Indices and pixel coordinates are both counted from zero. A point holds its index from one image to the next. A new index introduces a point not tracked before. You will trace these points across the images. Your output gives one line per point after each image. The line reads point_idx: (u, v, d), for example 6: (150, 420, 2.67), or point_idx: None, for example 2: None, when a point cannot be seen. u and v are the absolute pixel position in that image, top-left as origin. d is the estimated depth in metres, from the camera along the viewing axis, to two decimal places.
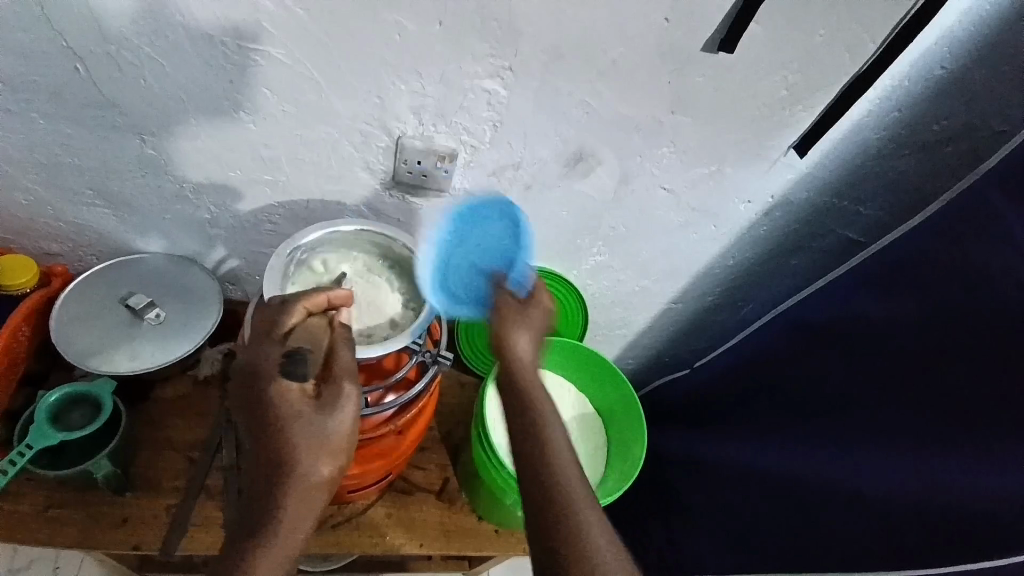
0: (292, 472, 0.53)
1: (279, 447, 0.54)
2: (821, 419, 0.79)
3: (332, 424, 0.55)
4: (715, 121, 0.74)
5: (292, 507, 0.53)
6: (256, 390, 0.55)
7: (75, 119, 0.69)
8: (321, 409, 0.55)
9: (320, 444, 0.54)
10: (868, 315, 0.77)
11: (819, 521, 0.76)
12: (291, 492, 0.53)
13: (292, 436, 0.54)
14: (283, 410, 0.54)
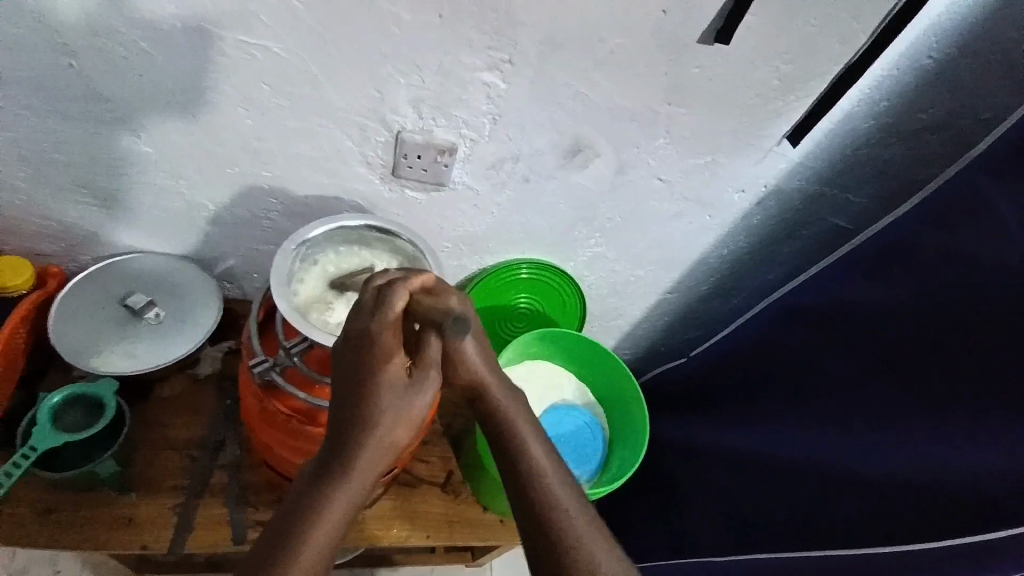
0: (370, 438, 0.51)
1: (367, 410, 0.51)
2: (817, 402, 0.81)
3: (415, 410, 0.52)
4: (709, 112, 0.75)
5: (360, 476, 0.51)
6: (358, 350, 0.52)
7: (69, 115, 0.68)
8: (410, 391, 0.52)
9: (399, 420, 0.51)
10: (860, 300, 0.79)
11: (815, 500, 0.78)
12: (365, 460, 0.51)
13: (382, 401, 0.51)
14: (377, 384, 0.52)
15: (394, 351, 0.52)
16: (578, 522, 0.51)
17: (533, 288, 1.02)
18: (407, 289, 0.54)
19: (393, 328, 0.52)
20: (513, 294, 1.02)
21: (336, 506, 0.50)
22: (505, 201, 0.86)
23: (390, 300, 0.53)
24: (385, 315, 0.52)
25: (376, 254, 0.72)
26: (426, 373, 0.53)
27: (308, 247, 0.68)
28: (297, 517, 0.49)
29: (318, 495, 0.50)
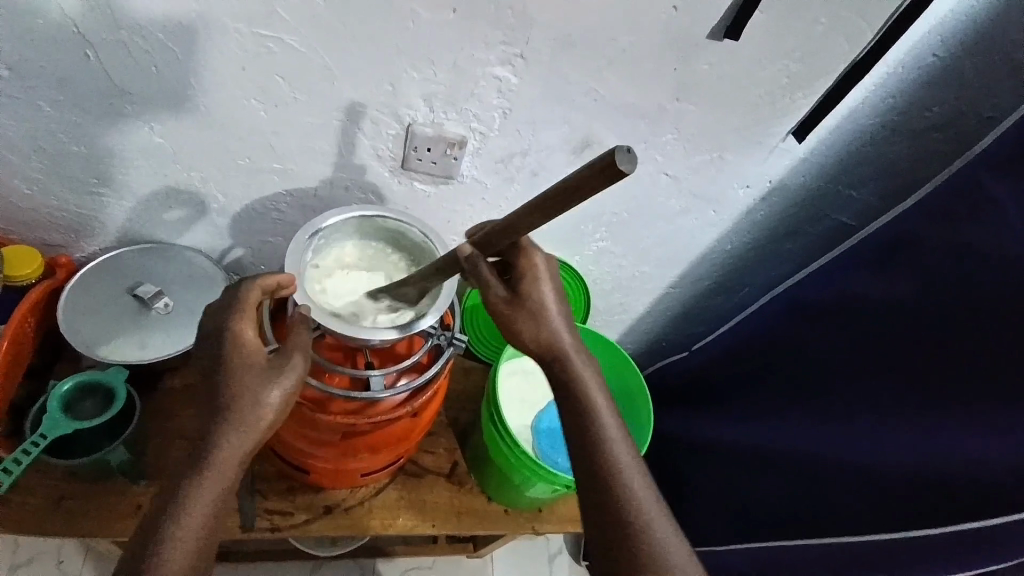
0: (225, 423, 0.56)
1: (224, 398, 0.57)
2: (820, 394, 0.82)
3: (271, 392, 0.58)
4: (717, 108, 0.76)
5: (224, 457, 0.56)
6: (216, 346, 0.59)
7: (82, 106, 0.68)
8: (270, 374, 0.58)
9: (256, 405, 0.57)
10: (864, 294, 0.81)
11: (818, 491, 0.79)
12: (226, 441, 0.56)
13: (235, 388, 0.57)
14: (235, 371, 0.58)
15: (251, 342, 0.59)
16: (642, 491, 0.57)
17: None
18: (261, 285, 0.61)
19: (251, 321, 0.60)
20: None
21: (205, 487, 0.55)
22: (514, 195, 0.86)
23: (246, 297, 0.61)
24: (242, 308, 0.60)
25: (386, 248, 0.74)
26: (286, 360, 0.59)
27: (321, 236, 0.69)
28: (170, 503, 0.54)
29: (187, 481, 0.55)
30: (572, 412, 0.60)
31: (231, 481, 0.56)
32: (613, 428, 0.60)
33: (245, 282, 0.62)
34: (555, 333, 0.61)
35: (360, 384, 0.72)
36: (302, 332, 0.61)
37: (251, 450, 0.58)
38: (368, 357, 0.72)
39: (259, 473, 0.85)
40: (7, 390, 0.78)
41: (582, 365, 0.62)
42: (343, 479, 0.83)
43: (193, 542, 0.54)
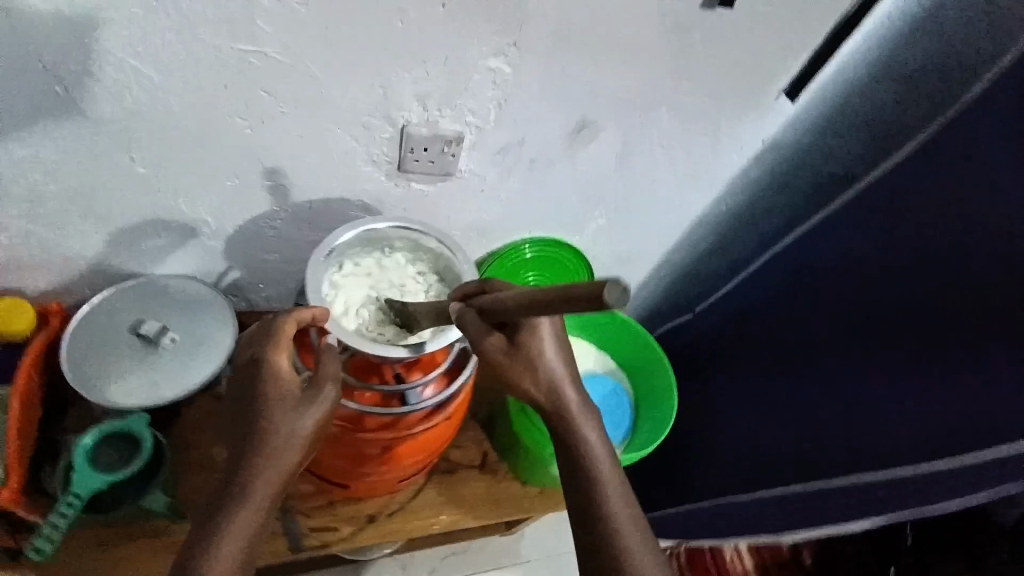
0: (264, 455, 0.55)
1: (263, 427, 0.56)
2: (833, 343, 0.85)
3: (302, 421, 0.57)
4: (711, 75, 0.76)
5: (260, 491, 0.55)
6: (251, 374, 0.59)
7: (54, 145, 0.64)
8: (301, 404, 0.57)
9: (290, 436, 0.56)
10: (864, 242, 0.83)
11: (836, 437, 0.82)
12: (264, 474, 0.55)
13: (273, 416, 0.56)
14: (268, 401, 0.57)
15: (285, 373, 0.59)
16: (619, 499, 0.60)
17: (539, 265, 1.01)
18: (297, 318, 0.60)
19: (285, 352, 0.60)
20: (522, 274, 1.02)
21: (238, 523, 0.54)
22: (513, 184, 0.85)
23: (281, 331, 0.60)
24: (275, 341, 0.59)
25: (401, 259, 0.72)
26: (319, 390, 0.58)
27: (334, 255, 0.68)
28: (202, 542, 0.53)
29: (220, 513, 0.54)
30: (569, 460, 0.62)
31: (264, 515, 0.55)
32: (611, 475, 0.61)
33: (281, 313, 0.61)
34: (547, 364, 0.62)
35: (394, 399, 0.72)
36: (331, 361, 0.60)
37: (282, 482, 0.56)
38: (398, 370, 0.72)
39: (295, 493, 0.85)
40: (25, 451, 0.75)
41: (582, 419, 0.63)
42: (382, 488, 0.84)
43: None
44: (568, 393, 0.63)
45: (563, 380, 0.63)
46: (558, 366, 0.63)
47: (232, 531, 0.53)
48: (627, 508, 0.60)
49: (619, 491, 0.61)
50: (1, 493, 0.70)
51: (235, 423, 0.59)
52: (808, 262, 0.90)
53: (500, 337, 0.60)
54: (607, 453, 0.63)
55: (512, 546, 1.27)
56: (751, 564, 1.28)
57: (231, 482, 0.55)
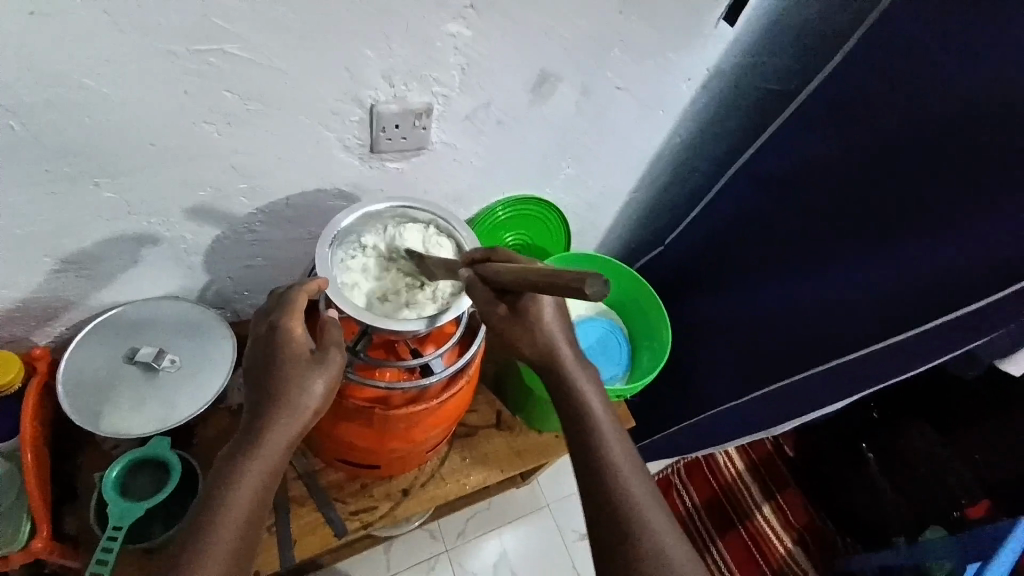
0: (277, 413, 0.58)
1: (276, 385, 0.59)
2: (798, 247, 0.93)
3: (313, 383, 0.59)
4: (655, 12, 0.79)
5: (272, 445, 0.58)
6: (265, 338, 0.62)
7: (15, 183, 0.61)
8: (310, 366, 0.60)
9: (298, 395, 0.59)
10: (812, 150, 0.90)
11: (811, 330, 0.91)
12: (276, 429, 0.58)
13: (284, 375, 0.59)
14: (280, 362, 0.60)
15: (298, 337, 0.61)
16: (622, 454, 0.61)
17: (516, 223, 1.04)
18: (307, 291, 0.62)
19: (299, 319, 0.62)
20: (502, 235, 1.05)
21: (251, 472, 0.56)
22: (483, 147, 0.86)
23: (294, 301, 0.62)
24: (290, 308, 0.62)
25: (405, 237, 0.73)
26: (326, 355, 0.61)
27: (339, 244, 0.69)
28: (218, 487, 0.56)
29: (235, 463, 0.57)
30: (571, 419, 0.64)
31: (275, 467, 0.58)
32: (612, 429, 0.63)
33: (292, 287, 0.63)
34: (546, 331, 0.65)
35: (414, 373, 0.73)
36: (335, 330, 0.63)
37: (293, 438, 0.59)
38: (412, 344, 0.73)
39: (329, 483, 0.88)
40: (47, 500, 0.75)
41: (581, 380, 0.65)
42: (412, 461, 0.87)
43: (235, 530, 0.54)
44: (565, 353, 0.66)
45: (561, 343, 0.65)
46: (554, 328, 0.65)
47: (245, 479, 0.56)
48: (630, 459, 0.61)
49: (621, 444, 0.62)
50: (35, 542, 0.70)
51: (249, 383, 0.61)
52: (764, 178, 0.97)
53: (505, 307, 0.63)
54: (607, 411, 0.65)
55: (532, 494, 1.34)
56: (739, 462, 1.33)
57: (247, 434, 0.58)
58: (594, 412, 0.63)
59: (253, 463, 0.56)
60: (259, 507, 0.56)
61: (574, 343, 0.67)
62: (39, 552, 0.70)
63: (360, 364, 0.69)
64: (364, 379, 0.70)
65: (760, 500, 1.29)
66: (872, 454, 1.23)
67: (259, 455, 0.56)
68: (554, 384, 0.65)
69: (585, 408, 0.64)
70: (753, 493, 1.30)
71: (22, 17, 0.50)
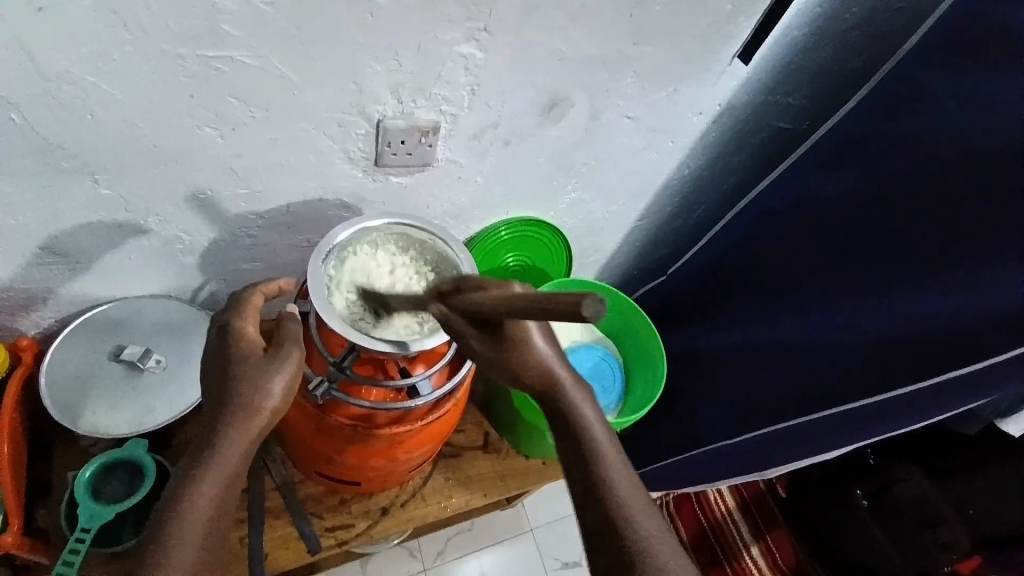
0: (235, 414, 0.55)
1: (233, 384, 0.56)
2: (799, 289, 0.92)
3: (272, 380, 0.57)
4: (670, 44, 0.79)
5: (233, 447, 0.55)
6: (221, 337, 0.60)
7: (13, 173, 0.61)
8: (266, 362, 0.58)
9: (257, 393, 0.56)
10: (820, 194, 0.89)
11: (806, 374, 0.89)
12: (236, 430, 0.55)
13: (242, 375, 0.56)
14: (238, 360, 0.57)
15: (252, 336, 0.60)
16: (620, 474, 0.57)
17: (517, 244, 1.03)
18: (262, 290, 0.64)
19: (251, 319, 0.61)
20: (503, 255, 1.04)
21: (213, 474, 0.54)
22: (488, 166, 0.85)
23: (248, 300, 0.62)
24: (242, 308, 0.62)
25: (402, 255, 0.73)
26: (284, 351, 0.59)
27: (334, 256, 0.69)
28: (179, 488, 0.53)
29: (197, 463, 0.54)
30: (573, 450, 0.58)
31: (238, 467, 0.55)
32: (609, 449, 0.58)
33: (244, 287, 0.64)
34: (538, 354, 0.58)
35: (400, 393, 0.71)
36: (294, 324, 0.62)
37: (254, 437, 0.56)
38: (401, 363, 0.70)
39: (307, 496, 0.87)
40: (19, 493, 0.73)
41: (580, 401, 0.59)
42: (392, 481, 0.85)
43: (200, 529, 0.53)
44: (561, 374, 0.59)
45: (556, 365, 0.59)
46: (546, 347, 0.58)
47: (207, 480, 0.54)
48: (632, 485, 0.57)
49: (619, 465, 0.57)
50: (4, 537, 0.68)
51: (207, 381, 0.59)
52: (768, 216, 0.96)
53: (474, 343, 0.56)
54: (605, 429, 0.59)
55: (515, 518, 1.31)
56: (730, 500, 1.31)
57: (206, 435, 0.55)
58: (598, 446, 0.58)
59: (214, 465, 0.54)
60: (225, 506, 0.55)
61: (568, 365, 0.60)
62: (9, 547, 0.69)
63: (344, 380, 0.68)
64: (346, 397, 0.69)
65: (750, 541, 1.27)
66: (865, 503, 1.15)
67: (218, 455, 0.54)
68: (551, 410, 0.59)
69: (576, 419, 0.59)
70: (742, 532, 1.28)
71: (28, 12, 0.50)
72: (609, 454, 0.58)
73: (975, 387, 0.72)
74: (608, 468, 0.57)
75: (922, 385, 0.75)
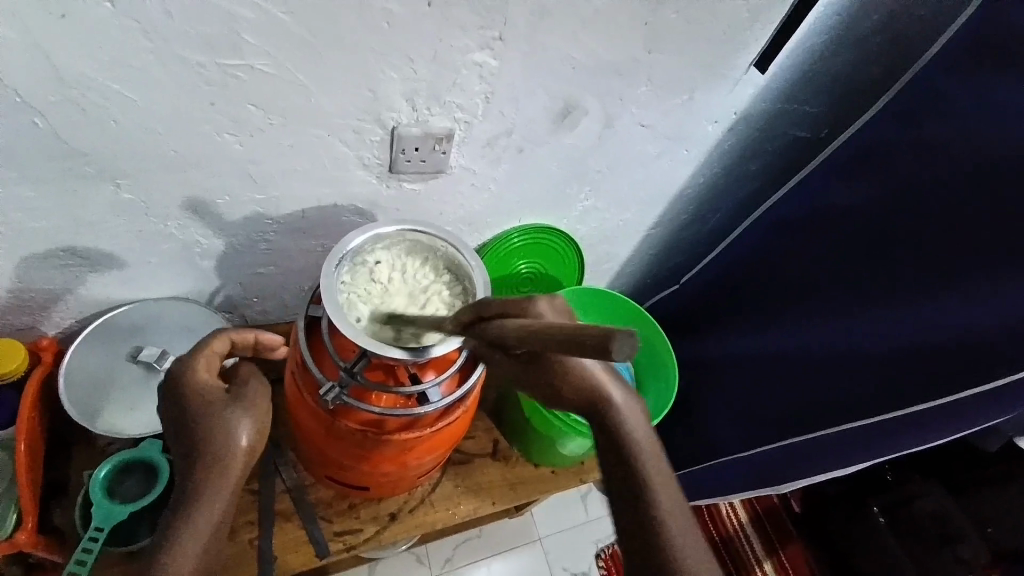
0: (208, 482, 0.57)
1: (205, 451, 0.57)
2: (815, 300, 0.90)
3: (240, 442, 0.58)
4: (685, 52, 0.79)
5: (207, 509, 0.56)
6: (180, 397, 0.59)
7: (36, 176, 0.63)
8: (231, 423, 0.58)
9: (228, 458, 0.57)
10: (838, 204, 0.88)
11: (822, 386, 0.88)
12: (208, 496, 0.56)
13: (212, 442, 0.57)
14: (205, 425, 0.58)
15: (213, 393, 0.59)
16: (662, 484, 0.58)
17: (529, 251, 1.03)
18: (226, 339, 0.62)
19: (209, 374, 0.60)
20: (515, 262, 1.04)
21: (191, 538, 0.55)
22: (501, 173, 0.86)
23: (208, 349, 0.61)
24: (201, 362, 0.60)
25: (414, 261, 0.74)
26: (248, 409, 0.59)
27: (346, 261, 0.69)
28: (158, 552, 0.55)
29: (174, 530, 0.55)
30: (614, 454, 0.58)
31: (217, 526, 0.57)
32: (651, 457, 0.59)
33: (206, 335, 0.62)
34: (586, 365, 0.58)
35: (411, 400, 0.71)
36: (253, 378, 0.62)
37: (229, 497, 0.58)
38: (412, 369, 0.70)
39: (317, 500, 0.87)
40: (35, 491, 0.74)
41: (632, 417, 0.60)
42: (401, 487, 0.85)
43: None
44: (612, 392, 0.59)
45: (601, 374, 0.59)
46: (597, 366, 0.59)
47: (185, 545, 0.55)
48: (673, 496, 0.57)
49: (660, 475, 0.58)
50: (19, 535, 0.69)
51: (174, 441, 0.59)
52: (784, 225, 0.95)
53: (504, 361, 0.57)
54: (650, 439, 0.60)
55: (525, 526, 1.30)
56: (743, 513, 1.28)
57: (179, 500, 0.56)
58: (645, 458, 0.58)
59: (190, 532, 0.55)
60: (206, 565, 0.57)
61: (615, 375, 0.61)
62: (22, 545, 0.70)
63: (355, 386, 0.68)
64: (356, 403, 0.69)
65: (762, 556, 1.24)
66: (882, 519, 1.11)
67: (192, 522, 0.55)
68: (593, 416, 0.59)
69: (621, 424, 0.59)
70: (754, 546, 1.25)
71: (52, 19, 0.51)
72: (651, 464, 0.58)
73: (998, 403, 0.70)
74: (649, 474, 0.58)
75: (943, 400, 0.73)
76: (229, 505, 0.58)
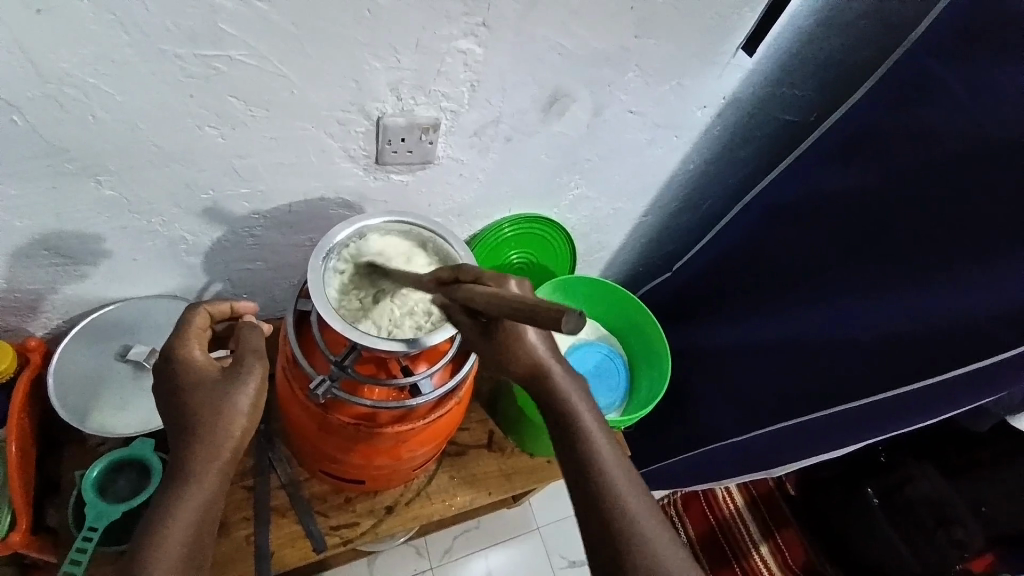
0: (204, 439, 0.56)
1: (195, 410, 0.56)
2: (806, 284, 0.90)
3: (233, 401, 0.57)
4: (673, 36, 0.78)
5: (205, 465, 0.55)
6: (170, 365, 0.60)
7: (17, 175, 0.62)
8: (223, 385, 0.58)
9: (220, 415, 0.56)
10: (828, 186, 0.87)
11: (815, 370, 0.88)
12: (204, 450, 0.55)
13: (201, 402, 0.57)
14: (194, 389, 0.58)
15: (201, 362, 0.60)
16: (617, 470, 0.57)
17: (521, 241, 1.02)
18: (208, 310, 0.65)
19: (196, 345, 0.61)
20: (506, 252, 1.03)
21: (192, 496, 0.54)
22: (489, 163, 0.85)
23: (192, 322, 0.63)
24: (187, 333, 0.62)
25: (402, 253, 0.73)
26: (241, 372, 0.59)
27: (333, 255, 0.68)
28: (159, 510, 0.54)
29: (175, 487, 0.55)
30: (565, 439, 0.59)
31: (219, 482, 0.56)
32: (606, 445, 0.59)
33: (196, 304, 0.65)
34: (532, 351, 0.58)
35: (403, 392, 0.71)
36: (251, 337, 0.62)
37: (228, 456, 0.57)
38: (403, 362, 0.69)
39: (312, 494, 0.87)
40: (27, 492, 0.74)
41: (576, 399, 0.60)
42: (396, 480, 0.85)
43: (183, 549, 0.53)
44: (557, 374, 0.60)
45: (550, 360, 0.59)
46: (542, 346, 0.59)
47: (187, 501, 0.54)
48: (631, 481, 0.57)
49: (616, 461, 0.58)
50: (12, 536, 0.69)
51: (166, 407, 0.59)
52: (775, 209, 0.95)
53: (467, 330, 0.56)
54: (602, 426, 0.60)
55: (522, 516, 1.31)
56: (738, 498, 1.30)
57: (178, 456, 0.56)
58: (593, 439, 0.58)
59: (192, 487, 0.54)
60: (208, 524, 0.55)
61: (565, 362, 0.61)
62: (16, 546, 0.69)
63: (345, 379, 0.68)
64: (347, 396, 0.68)
65: (759, 539, 1.25)
66: (876, 501, 1.13)
67: (192, 476, 0.54)
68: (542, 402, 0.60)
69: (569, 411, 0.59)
70: (751, 531, 1.26)
71: (28, 14, 0.50)
72: (606, 454, 0.58)
73: (988, 382, 0.70)
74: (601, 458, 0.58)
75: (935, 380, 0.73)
76: (231, 460, 0.57)
